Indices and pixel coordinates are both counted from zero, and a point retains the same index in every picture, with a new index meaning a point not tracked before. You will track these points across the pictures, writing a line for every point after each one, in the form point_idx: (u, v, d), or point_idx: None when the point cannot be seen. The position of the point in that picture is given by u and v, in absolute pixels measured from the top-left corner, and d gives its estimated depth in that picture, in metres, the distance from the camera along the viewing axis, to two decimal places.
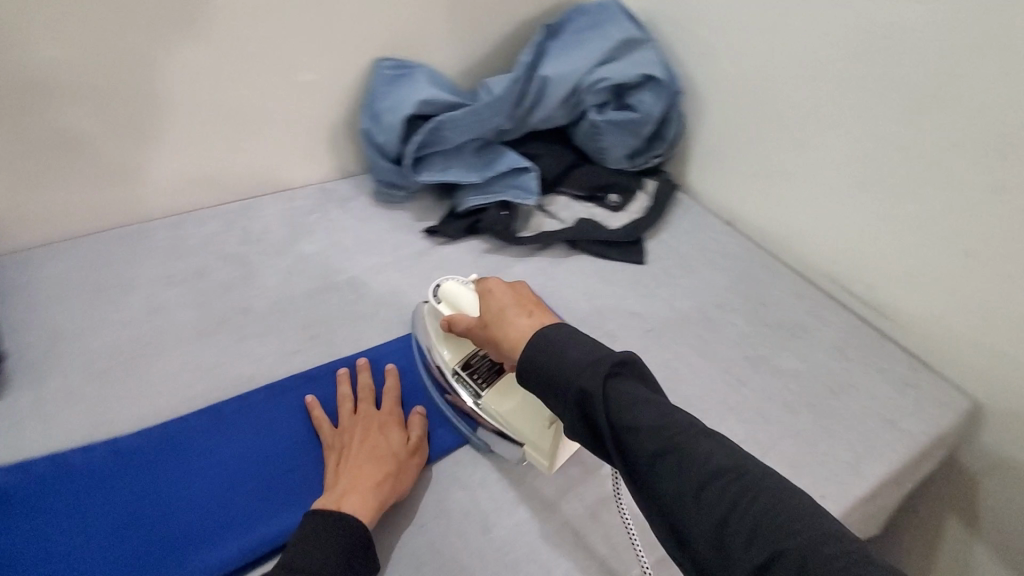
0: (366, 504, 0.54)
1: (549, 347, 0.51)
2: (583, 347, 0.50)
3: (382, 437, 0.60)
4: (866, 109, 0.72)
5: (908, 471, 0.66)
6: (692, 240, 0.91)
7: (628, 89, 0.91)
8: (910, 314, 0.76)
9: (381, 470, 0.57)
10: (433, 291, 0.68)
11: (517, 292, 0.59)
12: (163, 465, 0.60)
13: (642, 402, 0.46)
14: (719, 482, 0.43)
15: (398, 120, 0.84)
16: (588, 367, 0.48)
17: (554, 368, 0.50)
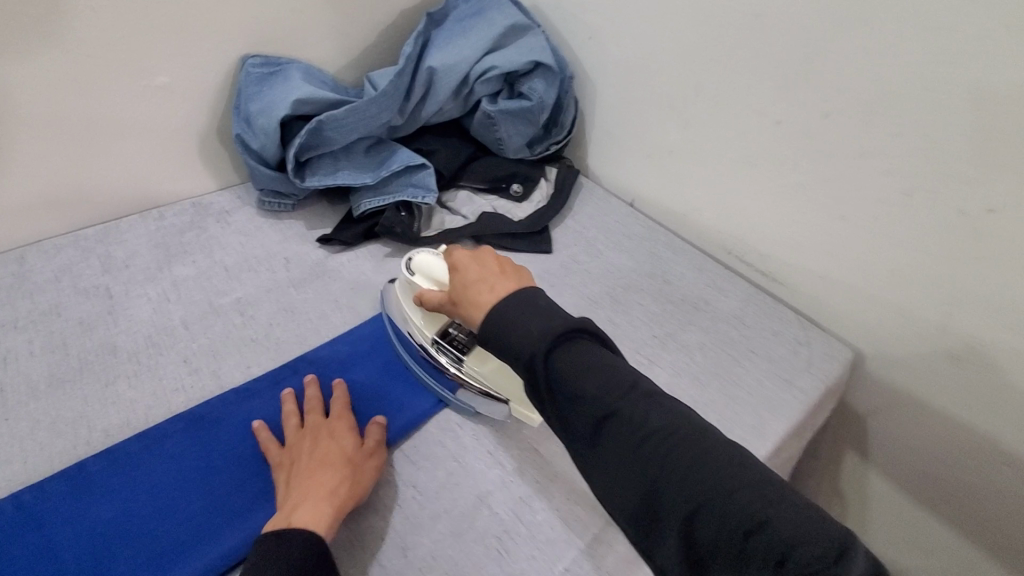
0: (322, 515, 0.50)
1: (508, 312, 0.49)
2: (534, 317, 0.48)
3: (332, 443, 0.55)
4: (741, 86, 0.76)
5: (807, 424, 0.70)
6: (596, 224, 0.91)
7: (519, 76, 0.88)
8: (797, 277, 0.81)
9: (333, 482, 0.52)
10: (406, 264, 0.66)
11: (488, 261, 0.56)
12: (19, 543, 0.50)
13: (583, 367, 0.46)
14: (672, 455, 0.43)
15: (273, 123, 0.77)
16: (533, 334, 0.47)
17: (503, 339, 0.49)
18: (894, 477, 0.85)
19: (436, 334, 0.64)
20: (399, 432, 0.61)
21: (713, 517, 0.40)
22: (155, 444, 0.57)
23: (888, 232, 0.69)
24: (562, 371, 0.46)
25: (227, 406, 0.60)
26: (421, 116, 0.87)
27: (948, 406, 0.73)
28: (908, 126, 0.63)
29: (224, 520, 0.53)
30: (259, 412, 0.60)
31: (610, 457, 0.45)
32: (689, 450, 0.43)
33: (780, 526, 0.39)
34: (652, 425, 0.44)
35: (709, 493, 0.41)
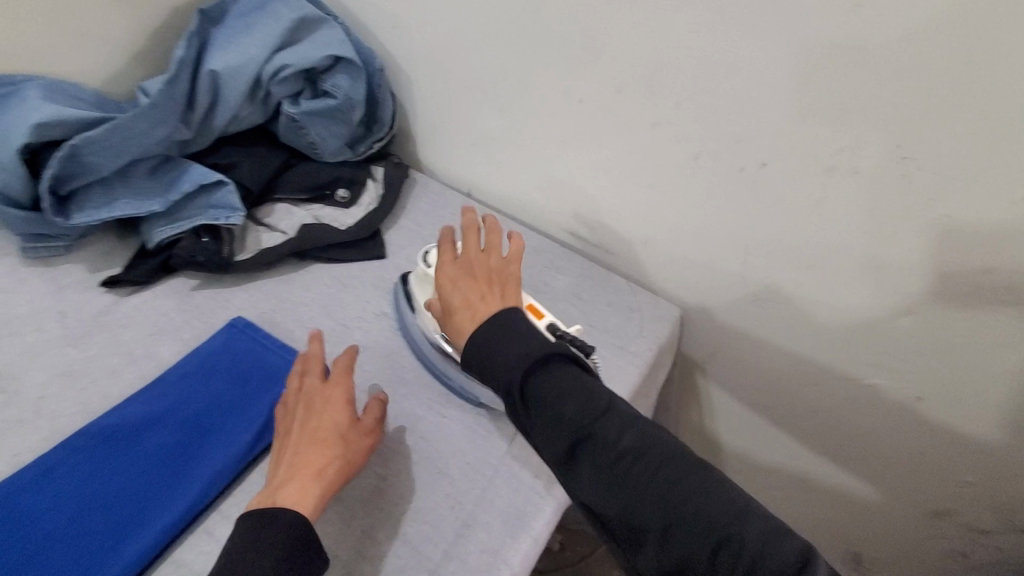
0: (310, 498, 0.50)
1: (490, 336, 0.49)
2: (511, 341, 0.48)
3: (325, 416, 0.55)
4: (544, 68, 0.76)
5: (646, 384, 0.74)
6: (432, 220, 0.89)
7: (321, 73, 0.82)
8: (626, 246, 0.84)
9: (324, 456, 0.52)
10: (423, 257, 0.66)
11: (481, 281, 0.54)
12: None
13: (561, 390, 0.46)
14: (646, 476, 0.43)
15: (12, 155, 0.64)
16: (514, 361, 0.47)
17: (487, 367, 0.48)
18: (734, 414, 0.93)
19: None
20: (207, 496, 0.54)
21: (681, 533, 0.41)
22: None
23: (689, 195, 0.74)
24: (540, 395, 0.46)
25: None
26: (213, 127, 0.78)
27: (763, 343, 0.81)
28: (688, 96, 0.67)
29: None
30: (23, 514, 0.51)
31: (588, 482, 0.44)
32: (662, 470, 0.43)
33: (744, 546, 0.40)
34: (627, 448, 0.44)
35: (678, 514, 0.41)
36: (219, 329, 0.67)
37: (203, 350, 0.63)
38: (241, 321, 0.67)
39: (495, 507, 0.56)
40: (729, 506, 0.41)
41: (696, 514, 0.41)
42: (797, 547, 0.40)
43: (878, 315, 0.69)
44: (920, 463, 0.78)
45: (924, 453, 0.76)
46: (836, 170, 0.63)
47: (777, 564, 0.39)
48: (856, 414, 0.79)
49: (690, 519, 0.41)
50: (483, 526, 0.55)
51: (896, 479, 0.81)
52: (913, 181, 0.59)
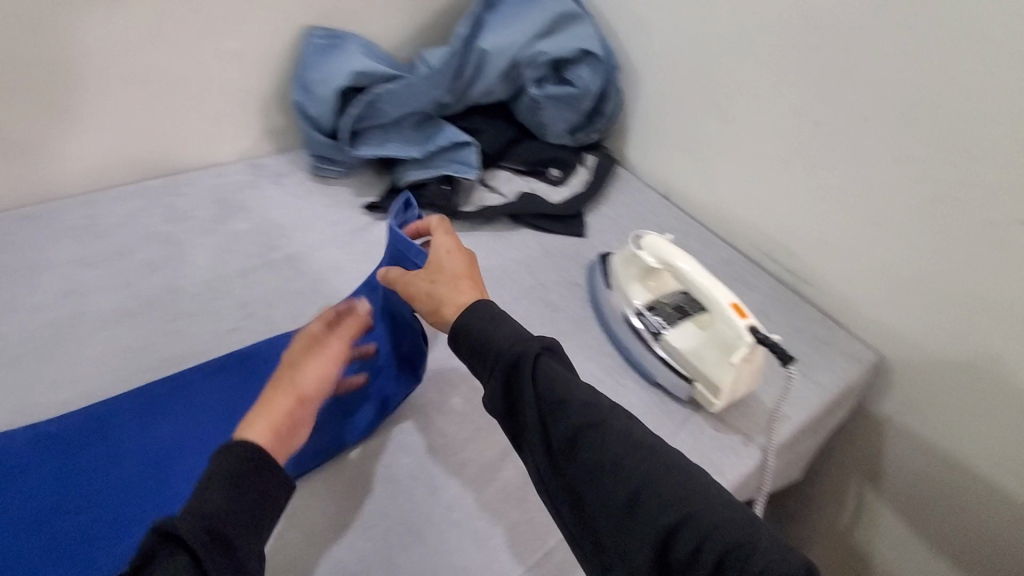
0: (266, 440, 0.48)
1: (480, 319, 0.54)
2: (512, 325, 0.54)
3: (293, 371, 0.53)
4: (786, 86, 0.77)
5: (821, 418, 0.72)
6: (630, 213, 0.94)
7: (566, 63, 0.91)
8: (825, 278, 0.82)
9: (281, 409, 0.50)
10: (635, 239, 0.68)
11: (457, 262, 0.60)
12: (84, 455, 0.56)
13: (561, 378, 0.51)
14: (648, 466, 0.47)
15: (332, 92, 0.81)
16: (516, 341, 0.53)
17: (485, 341, 0.53)
18: (901, 488, 0.85)
19: (644, 305, 0.67)
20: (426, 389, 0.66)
21: (680, 521, 0.45)
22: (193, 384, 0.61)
23: (918, 238, 0.70)
24: (542, 382, 0.51)
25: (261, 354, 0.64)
26: (469, 96, 0.91)
27: (965, 415, 0.74)
28: (947, 134, 0.65)
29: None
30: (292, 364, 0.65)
31: (581, 466, 0.48)
32: (659, 466, 0.47)
33: (735, 537, 0.44)
34: (628, 440, 0.49)
35: (671, 499, 0.46)
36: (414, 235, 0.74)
37: None
38: (393, 221, 0.70)
39: None
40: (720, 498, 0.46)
41: (687, 501, 0.46)
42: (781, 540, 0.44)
43: None
44: None
45: None
46: None
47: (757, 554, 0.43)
48: None
49: (681, 505, 0.46)
50: None
51: None
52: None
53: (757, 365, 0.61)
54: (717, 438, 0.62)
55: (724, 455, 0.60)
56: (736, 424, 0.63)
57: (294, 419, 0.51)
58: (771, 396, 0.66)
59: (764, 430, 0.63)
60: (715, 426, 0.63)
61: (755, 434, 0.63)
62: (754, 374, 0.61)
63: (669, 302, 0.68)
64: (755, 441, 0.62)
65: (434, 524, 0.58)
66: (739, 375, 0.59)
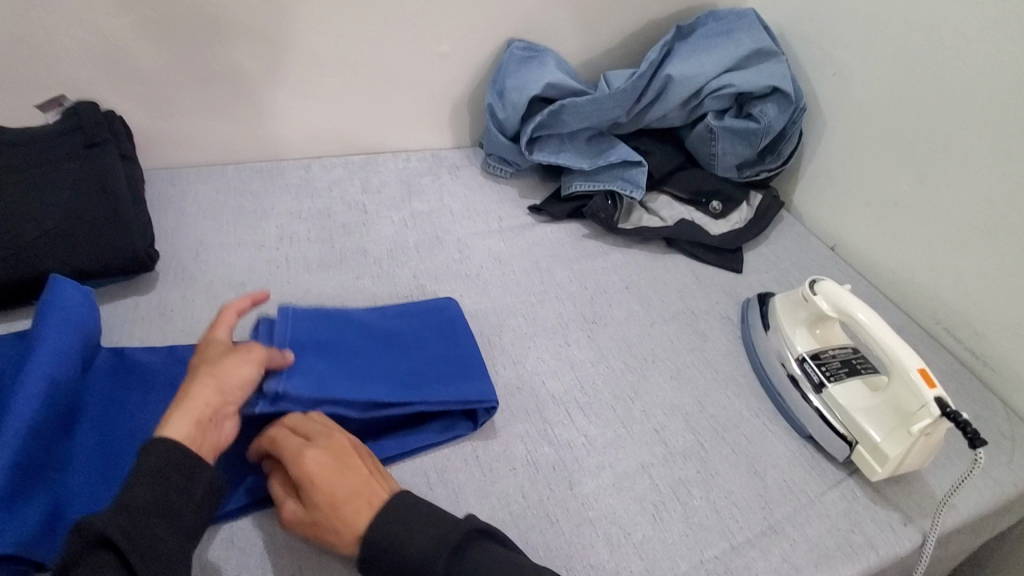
0: (185, 433, 0.47)
1: (388, 537, 0.46)
2: (425, 523, 0.47)
3: (228, 366, 0.51)
4: (1008, 150, 0.71)
5: (995, 520, 0.64)
6: (791, 257, 0.91)
7: (752, 99, 0.90)
8: (1019, 367, 0.73)
9: (203, 406, 0.49)
10: (809, 284, 0.66)
11: (317, 448, 0.50)
12: None
13: (484, 566, 0.45)
14: None
15: (523, 99, 0.88)
16: (432, 542, 0.46)
17: (394, 547, 0.46)
18: None
19: (807, 353, 0.65)
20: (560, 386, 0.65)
21: None
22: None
23: None
24: None
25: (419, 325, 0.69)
26: (646, 119, 0.93)
27: None
28: None
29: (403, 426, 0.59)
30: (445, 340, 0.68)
31: None
32: None
33: None
34: None
35: None
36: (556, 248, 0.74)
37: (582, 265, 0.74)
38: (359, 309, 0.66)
39: (804, 531, 0.55)
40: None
41: None
42: None
43: None
44: None
45: None
46: None
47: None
48: None
49: None
50: (788, 538, 0.54)
51: None
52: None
53: (936, 442, 0.56)
54: (872, 510, 0.57)
55: (879, 530, 0.56)
56: (896, 500, 0.58)
57: (220, 412, 0.50)
58: (940, 481, 0.60)
59: (930, 515, 0.57)
60: (870, 496, 0.58)
61: (918, 516, 0.57)
62: (930, 451, 0.56)
63: (836, 355, 0.64)
64: (917, 524, 0.57)
65: (568, 519, 0.54)
66: (914, 449, 0.54)
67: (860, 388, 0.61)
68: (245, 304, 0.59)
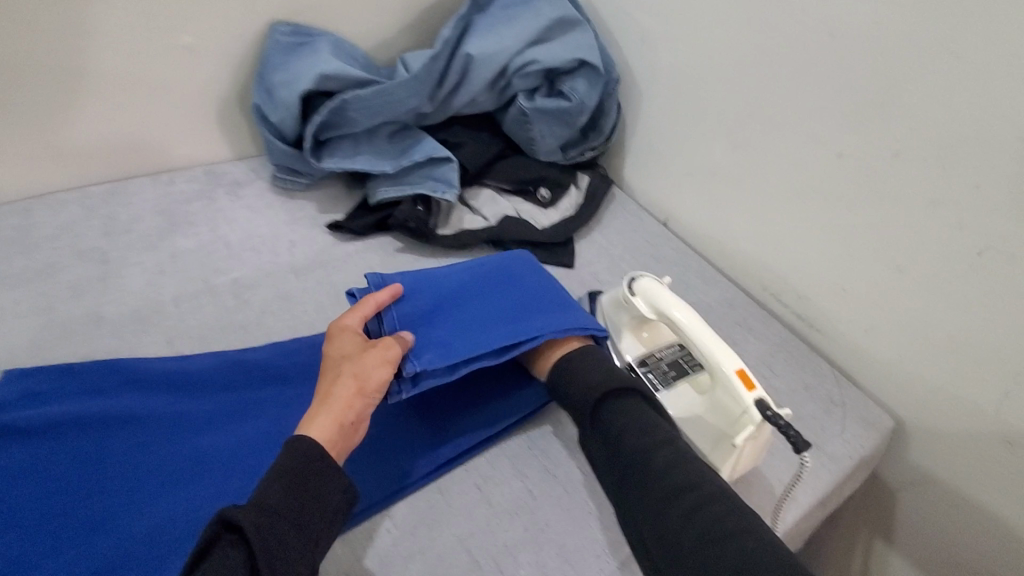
0: (329, 435, 0.47)
1: (567, 375, 0.56)
2: (594, 368, 0.55)
3: (377, 367, 0.50)
4: (806, 111, 0.69)
5: (833, 492, 0.63)
6: (626, 242, 0.86)
7: (562, 74, 0.82)
8: (839, 327, 0.73)
9: (345, 415, 0.48)
10: (627, 283, 0.60)
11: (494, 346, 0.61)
12: (113, 452, 0.52)
13: (628, 416, 0.52)
14: (679, 502, 0.46)
15: (295, 98, 0.72)
16: (589, 384, 0.54)
17: (567, 387, 0.55)
18: (919, 557, 0.76)
19: (634, 361, 0.59)
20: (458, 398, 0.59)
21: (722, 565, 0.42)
22: (126, 422, 0.54)
23: (949, 293, 0.62)
24: (616, 420, 0.51)
25: (199, 387, 0.57)
26: (452, 106, 0.82)
27: (996, 494, 0.65)
28: (991, 178, 0.56)
29: (200, 522, 0.49)
30: (237, 395, 0.57)
31: (632, 501, 0.48)
32: (701, 505, 0.45)
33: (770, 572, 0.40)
34: (677, 484, 0.47)
35: (712, 531, 0.43)
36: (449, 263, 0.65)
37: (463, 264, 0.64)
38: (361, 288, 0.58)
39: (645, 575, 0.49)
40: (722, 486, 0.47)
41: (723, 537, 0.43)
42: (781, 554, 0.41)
43: None
44: None
45: None
46: None
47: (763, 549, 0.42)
48: None
49: (717, 535, 0.43)
50: None
51: None
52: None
53: (763, 444, 0.52)
54: None
55: None
56: None
57: (359, 415, 0.49)
58: (777, 475, 0.57)
59: (769, 516, 0.54)
60: None
61: None
62: (758, 452, 0.53)
63: (663, 357, 0.58)
64: None
65: None
66: (740, 459, 0.51)
67: (688, 393, 0.56)
68: (387, 301, 0.56)
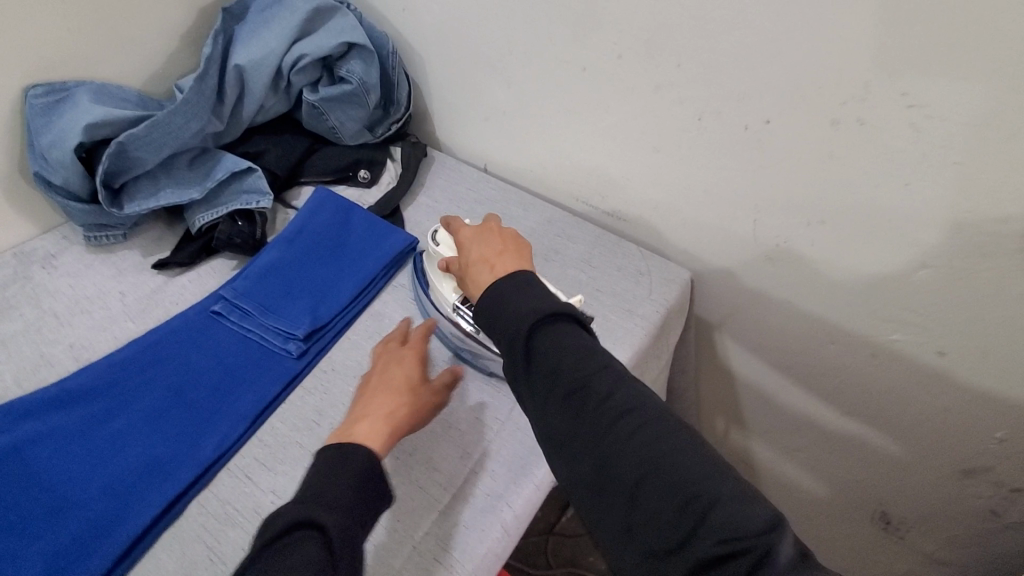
0: (379, 440, 0.54)
1: (497, 298, 0.50)
2: (527, 294, 0.49)
3: (421, 393, 0.60)
4: (546, 39, 0.78)
5: (654, 344, 0.76)
6: (450, 194, 0.93)
7: (337, 60, 0.86)
8: (636, 211, 0.86)
9: (387, 427, 0.55)
10: (431, 235, 0.69)
11: (468, 227, 0.61)
12: (41, 458, 0.59)
13: (566, 343, 0.46)
14: (621, 421, 0.43)
15: (69, 155, 0.72)
16: (522, 313, 0.47)
17: (495, 320, 0.49)
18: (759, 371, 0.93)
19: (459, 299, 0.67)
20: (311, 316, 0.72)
21: (658, 490, 0.40)
22: (35, 440, 0.59)
23: (692, 158, 0.75)
24: (549, 347, 0.46)
25: (86, 393, 0.63)
26: (242, 119, 0.84)
27: (776, 302, 0.81)
28: (687, 57, 0.67)
29: (151, 472, 0.59)
30: (122, 387, 0.64)
31: (575, 432, 0.44)
32: (645, 429, 0.42)
33: (702, 504, 0.39)
34: (618, 405, 0.43)
35: (650, 455, 0.41)
36: (273, 241, 0.78)
37: (293, 223, 0.79)
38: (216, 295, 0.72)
39: (501, 456, 0.62)
40: (703, 459, 0.41)
41: (666, 462, 0.41)
42: (717, 474, 0.40)
43: (895, 268, 0.68)
44: (938, 423, 0.76)
45: (949, 410, 0.74)
46: (841, 121, 0.61)
47: (745, 524, 0.37)
48: (865, 374, 0.79)
49: (656, 458, 0.41)
50: (488, 470, 0.61)
51: (909, 438, 0.80)
52: (938, 129, 0.57)
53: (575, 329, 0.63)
54: None
55: None
56: None
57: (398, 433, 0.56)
58: None
59: None
60: None
61: None
62: None
63: None
64: None
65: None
66: None
67: None
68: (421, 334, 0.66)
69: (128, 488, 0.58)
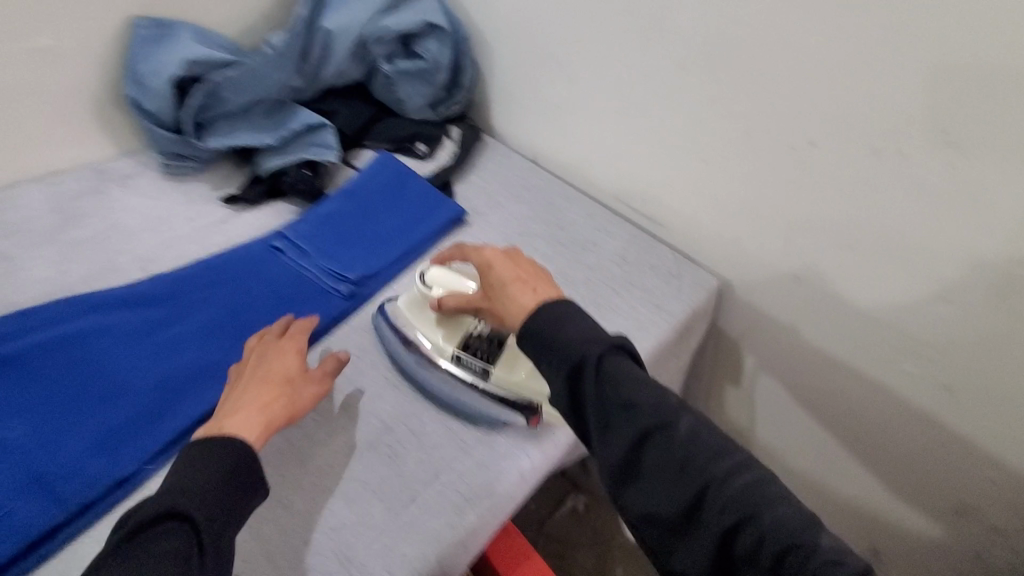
0: (255, 433, 0.55)
1: (548, 323, 0.51)
2: (581, 324, 0.51)
3: (300, 385, 0.61)
4: (614, 43, 0.83)
5: (674, 340, 0.81)
6: (498, 178, 0.98)
7: (415, 37, 0.92)
8: (673, 217, 0.90)
9: (261, 420, 0.56)
10: (421, 278, 0.68)
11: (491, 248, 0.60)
12: (105, 348, 0.64)
13: (634, 375, 0.48)
14: (698, 468, 0.45)
15: (166, 85, 0.79)
16: (580, 341, 0.49)
17: (547, 346, 0.50)
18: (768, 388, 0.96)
19: (458, 348, 0.67)
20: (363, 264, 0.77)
21: (747, 533, 0.43)
22: (103, 331, 0.65)
23: (736, 172, 0.79)
24: (615, 379, 0.48)
25: (152, 297, 0.68)
26: (320, 78, 0.90)
27: (795, 321, 0.85)
28: (746, 76, 0.72)
29: (203, 376, 0.64)
30: (185, 298, 0.69)
31: (653, 473, 0.46)
32: (728, 477, 0.45)
33: (790, 550, 0.42)
34: (697, 448, 0.46)
35: (733, 500, 0.44)
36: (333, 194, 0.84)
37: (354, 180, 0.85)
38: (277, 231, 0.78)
39: None
40: (793, 511, 0.44)
41: (749, 508, 0.44)
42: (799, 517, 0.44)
43: (913, 301, 0.71)
44: (935, 459, 0.79)
45: (948, 447, 0.77)
46: (882, 152, 0.66)
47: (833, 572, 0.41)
48: (871, 401, 0.82)
49: (739, 502, 0.44)
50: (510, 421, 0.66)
51: (904, 470, 0.83)
52: (970, 172, 0.61)
53: None
54: None
55: None
56: None
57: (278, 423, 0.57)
58: None
59: None
60: None
61: None
62: None
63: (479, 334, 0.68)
64: None
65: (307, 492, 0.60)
66: None
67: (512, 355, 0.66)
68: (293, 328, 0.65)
69: (181, 386, 0.63)
